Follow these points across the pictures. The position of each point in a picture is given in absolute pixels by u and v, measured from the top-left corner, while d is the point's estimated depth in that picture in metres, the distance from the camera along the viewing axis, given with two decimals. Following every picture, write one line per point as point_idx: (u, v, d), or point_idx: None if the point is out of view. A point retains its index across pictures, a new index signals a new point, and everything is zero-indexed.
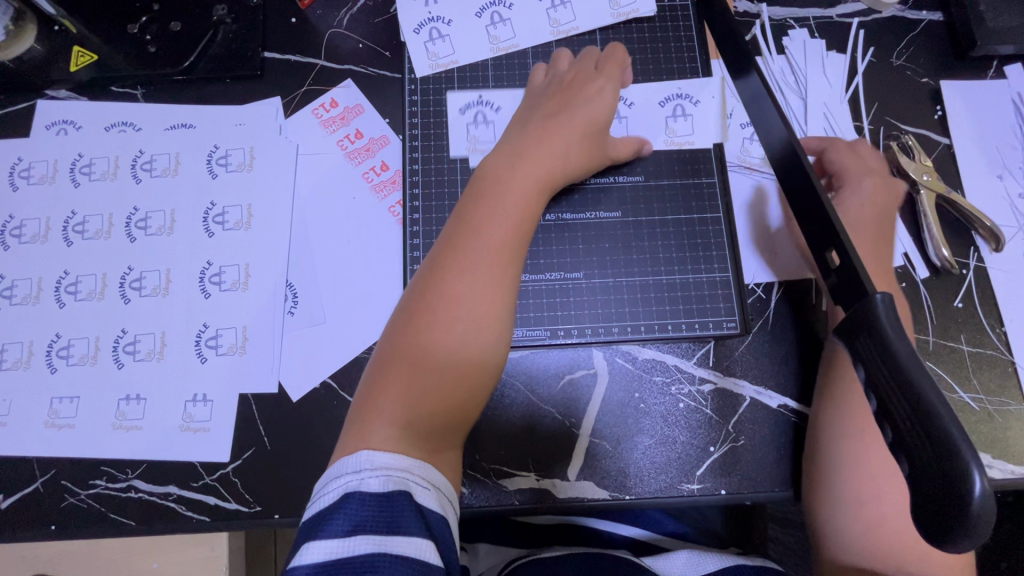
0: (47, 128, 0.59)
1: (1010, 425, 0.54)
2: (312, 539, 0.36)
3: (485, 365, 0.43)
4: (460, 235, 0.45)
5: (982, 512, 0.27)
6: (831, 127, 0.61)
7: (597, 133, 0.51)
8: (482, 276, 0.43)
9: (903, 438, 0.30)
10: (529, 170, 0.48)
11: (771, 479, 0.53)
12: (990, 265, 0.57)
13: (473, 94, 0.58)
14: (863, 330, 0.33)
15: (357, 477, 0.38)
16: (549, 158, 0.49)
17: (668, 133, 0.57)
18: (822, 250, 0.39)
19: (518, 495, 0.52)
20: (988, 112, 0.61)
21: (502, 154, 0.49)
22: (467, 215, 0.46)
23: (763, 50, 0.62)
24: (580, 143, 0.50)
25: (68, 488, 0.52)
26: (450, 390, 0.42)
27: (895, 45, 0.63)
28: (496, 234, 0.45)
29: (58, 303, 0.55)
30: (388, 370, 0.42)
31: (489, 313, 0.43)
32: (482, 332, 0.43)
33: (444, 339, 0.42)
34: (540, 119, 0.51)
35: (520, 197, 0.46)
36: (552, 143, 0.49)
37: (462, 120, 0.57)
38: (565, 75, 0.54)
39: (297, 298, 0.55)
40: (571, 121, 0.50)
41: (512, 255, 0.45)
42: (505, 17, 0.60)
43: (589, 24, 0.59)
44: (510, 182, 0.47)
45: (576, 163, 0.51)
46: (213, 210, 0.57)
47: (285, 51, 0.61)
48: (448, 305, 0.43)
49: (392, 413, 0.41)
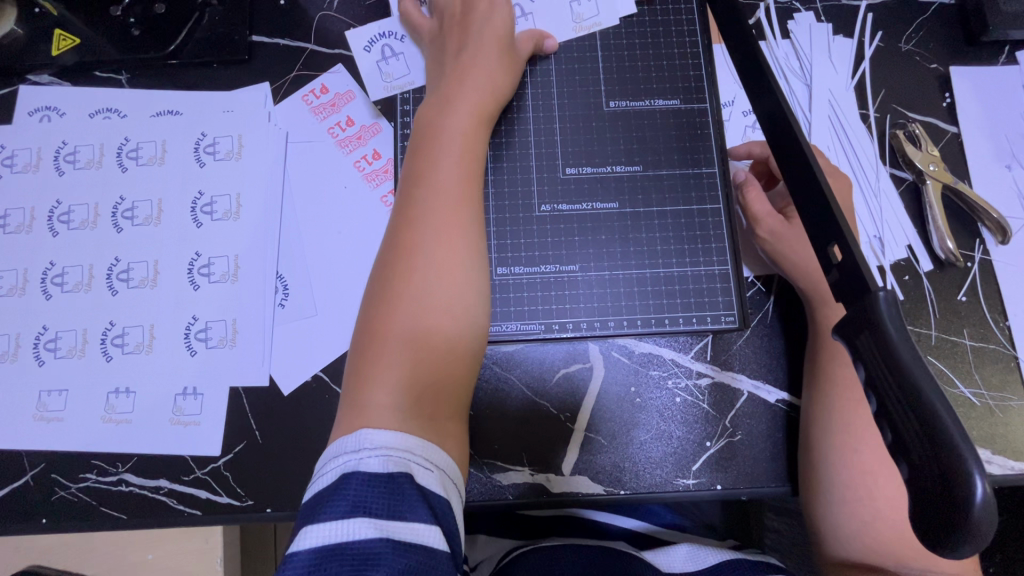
0: (29, 114, 0.58)
1: (1011, 421, 0.53)
2: (310, 523, 0.34)
3: (456, 304, 0.43)
4: (414, 192, 0.46)
5: (983, 517, 0.26)
6: (835, 114, 0.59)
7: (509, 47, 0.53)
8: (443, 223, 0.45)
9: (902, 440, 0.29)
10: (461, 112, 0.49)
11: (768, 475, 0.52)
12: (996, 258, 0.56)
13: (374, 29, 0.58)
14: (863, 328, 0.33)
15: (355, 457, 0.37)
16: (480, 96, 0.50)
17: (575, 20, 0.57)
18: (824, 245, 0.38)
19: (513, 489, 0.52)
20: (998, 99, 0.59)
21: (434, 105, 0.50)
22: (416, 173, 0.47)
23: (765, 34, 0.61)
24: (501, 70, 0.52)
25: (59, 482, 0.52)
26: (434, 336, 0.42)
27: (903, 29, 0.61)
28: (451, 182, 0.46)
29: (44, 295, 0.54)
30: (374, 341, 0.42)
31: (452, 254, 0.44)
32: (448, 272, 0.44)
33: (411, 290, 0.43)
34: (453, 61, 0.52)
35: (460, 143, 0.48)
36: (475, 81, 0.50)
37: (371, 59, 0.58)
38: (450, 6, 0.54)
39: (287, 290, 0.54)
40: (482, 50, 0.51)
41: (465, 198, 0.46)
42: (526, 12, 0.58)
43: (612, 18, 0.57)
44: (447, 131, 0.48)
45: (503, 92, 0.52)
46: (200, 199, 0.56)
47: (273, 35, 0.59)
48: (411, 259, 0.44)
49: (391, 377, 0.41)
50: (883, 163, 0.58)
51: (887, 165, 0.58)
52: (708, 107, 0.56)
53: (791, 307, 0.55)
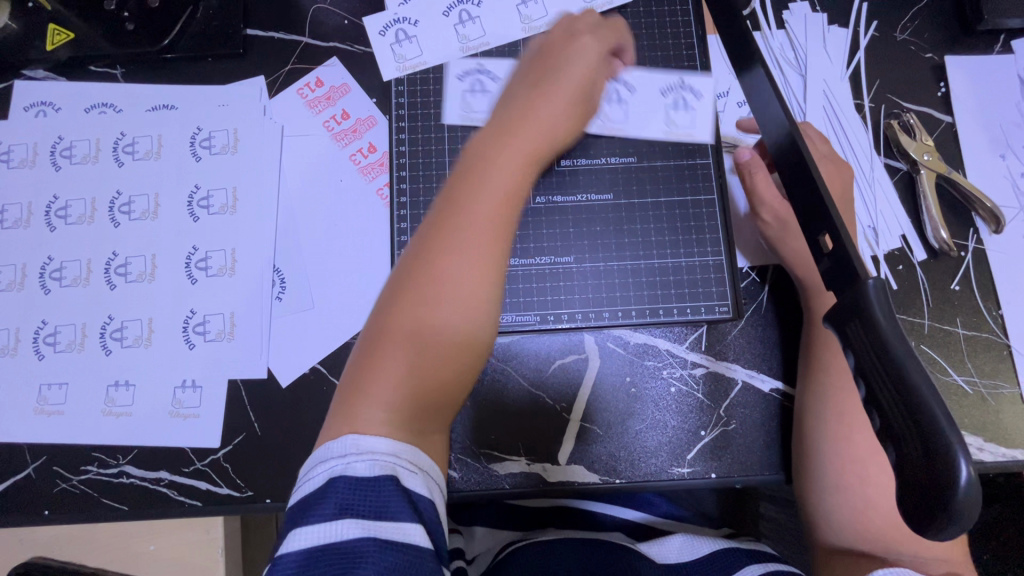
0: (25, 109, 0.58)
1: (1003, 408, 0.53)
2: (299, 525, 0.35)
3: (457, 362, 0.40)
4: (442, 219, 0.41)
5: (969, 500, 0.27)
6: (830, 105, 0.59)
7: (588, 88, 0.47)
8: (462, 268, 0.40)
9: (890, 425, 0.30)
10: (517, 147, 0.43)
11: (762, 463, 0.52)
12: (989, 247, 0.56)
13: (472, 61, 0.57)
14: (853, 316, 0.33)
15: (342, 462, 0.37)
16: (540, 133, 0.44)
17: (667, 124, 0.55)
18: (815, 234, 0.38)
19: (509, 479, 0.52)
20: (993, 88, 0.59)
21: (490, 129, 0.44)
22: (451, 197, 0.42)
23: (761, 24, 0.61)
24: (569, 108, 0.46)
25: (60, 474, 0.52)
26: (426, 385, 0.39)
27: (899, 18, 0.60)
28: (482, 223, 0.40)
29: (43, 289, 0.55)
30: (371, 358, 0.40)
31: (464, 306, 0.39)
32: (457, 324, 0.40)
33: (422, 329, 0.39)
34: (528, 90, 0.46)
35: (505, 182, 0.42)
36: (541, 114, 0.44)
37: (385, 43, 0.58)
38: (547, 40, 0.50)
39: (285, 283, 0.55)
40: (559, 87, 0.46)
41: (494, 248, 0.40)
42: (621, 98, 0.56)
43: (706, 133, 0.55)
44: (498, 162, 0.42)
45: (568, 132, 0.46)
46: (197, 194, 0.56)
47: (268, 29, 0.59)
48: (426, 295, 0.40)
49: (375, 406, 0.38)
50: (877, 153, 0.58)
51: (882, 155, 0.58)
52: (706, 99, 0.55)
53: (786, 294, 0.55)
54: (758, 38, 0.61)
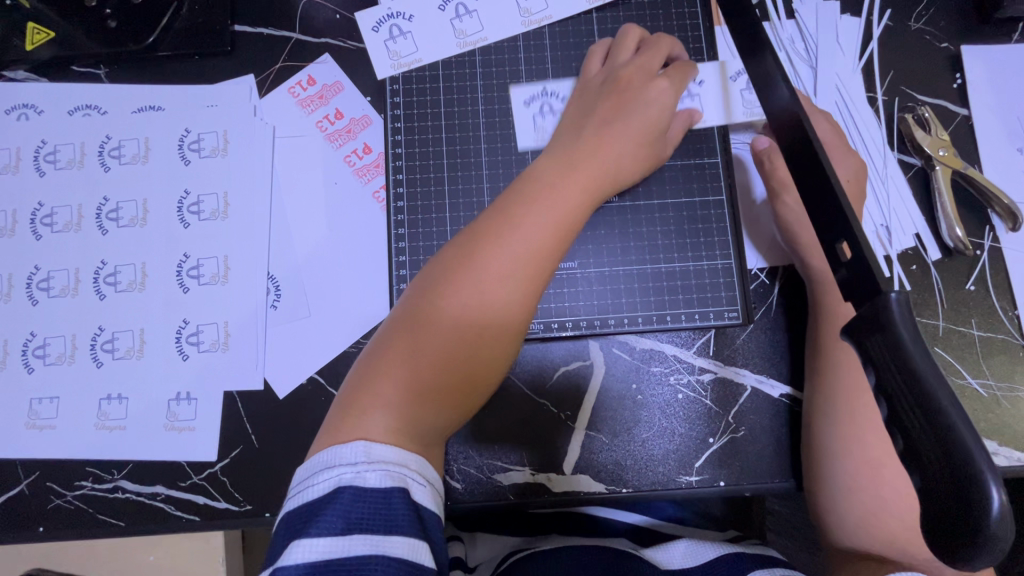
0: (7, 113, 0.56)
1: (1019, 412, 0.52)
2: (300, 538, 0.32)
3: (476, 378, 0.39)
4: (492, 225, 0.41)
5: (1001, 528, 0.25)
6: (842, 98, 0.57)
7: (654, 138, 0.49)
8: (503, 278, 0.39)
9: (915, 448, 0.28)
10: (578, 179, 0.44)
11: (772, 470, 0.51)
12: (1005, 246, 0.54)
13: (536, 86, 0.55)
14: (874, 330, 0.31)
15: (352, 470, 0.34)
16: (600, 169, 0.46)
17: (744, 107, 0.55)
18: (832, 241, 0.36)
19: (513, 489, 0.51)
20: (1011, 80, 0.57)
21: (553, 158, 0.46)
22: (505, 207, 0.42)
23: (770, 14, 0.58)
24: (634, 157, 0.48)
25: (54, 489, 0.51)
26: (439, 394, 0.38)
27: (913, 7, 0.58)
28: (531, 238, 0.41)
29: (31, 301, 0.53)
30: (389, 354, 0.38)
31: (498, 319, 0.39)
32: (488, 335, 0.39)
33: (452, 333, 0.38)
34: (592, 125, 0.48)
35: (560, 206, 0.43)
36: (604, 151, 0.47)
37: (379, 39, 0.56)
38: (621, 72, 0.51)
39: (279, 291, 0.53)
40: (625, 130, 0.48)
41: (538, 267, 0.41)
42: (693, 92, 0.55)
43: None
44: (555, 188, 0.43)
45: (630, 171, 0.48)
46: (187, 199, 0.54)
47: (256, 25, 0.57)
48: (462, 298, 0.39)
49: (383, 403, 0.37)
50: (890, 149, 0.56)
51: (895, 150, 0.56)
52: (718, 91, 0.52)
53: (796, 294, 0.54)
54: (767, 29, 0.58)
